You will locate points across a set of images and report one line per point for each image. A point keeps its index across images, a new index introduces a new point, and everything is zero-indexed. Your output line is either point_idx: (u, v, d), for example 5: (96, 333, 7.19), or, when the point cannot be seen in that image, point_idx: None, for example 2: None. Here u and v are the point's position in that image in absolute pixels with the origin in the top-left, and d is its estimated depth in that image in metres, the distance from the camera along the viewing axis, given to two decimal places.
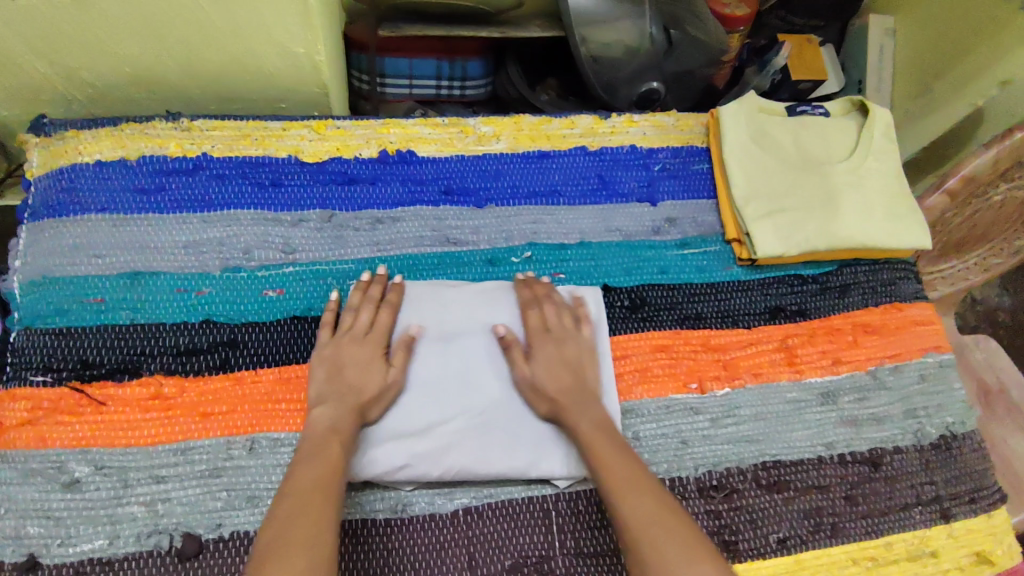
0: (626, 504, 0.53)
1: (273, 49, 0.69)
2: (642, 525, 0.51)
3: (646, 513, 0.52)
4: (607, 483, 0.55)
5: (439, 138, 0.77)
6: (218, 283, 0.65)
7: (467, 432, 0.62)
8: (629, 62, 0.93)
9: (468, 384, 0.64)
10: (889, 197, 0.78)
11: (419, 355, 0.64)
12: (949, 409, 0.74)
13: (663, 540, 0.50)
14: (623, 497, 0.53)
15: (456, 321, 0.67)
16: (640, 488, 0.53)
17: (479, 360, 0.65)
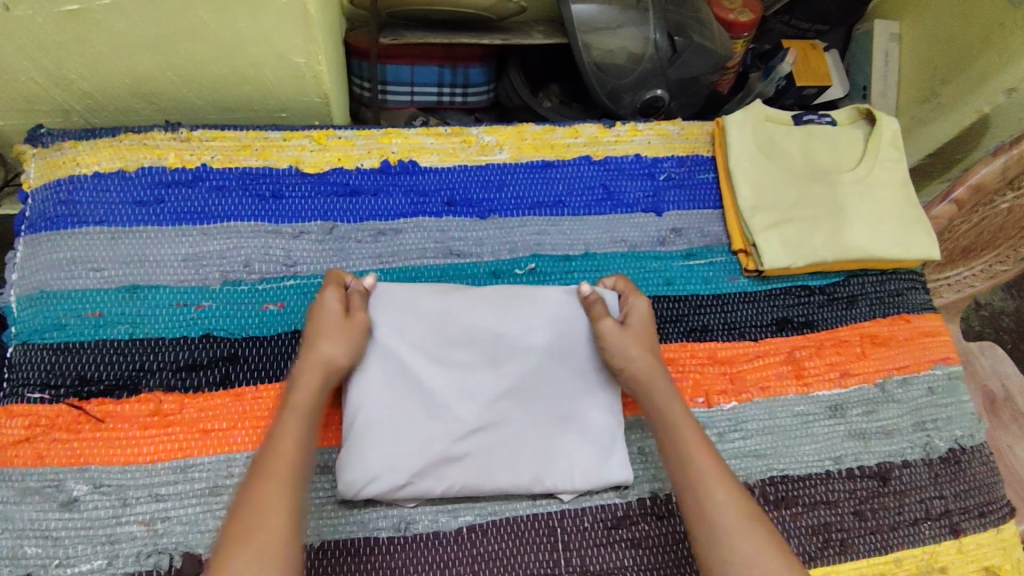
0: (716, 488, 0.54)
1: (275, 59, 0.68)
2: (728, 513, 0.52)
3: (729, 502, 0.53)
4: (691, 465, 0.55)
5: (442, 148, 0.76)
6: (218, 296, 0.64)
7: (472, 445, 0.61)
8: (633, 70, 0.92)
9: (472, 393, 0.63)
10: (897, 208, 0.77)
11: (416, 367, 0.63)
12: (958, 422, 0.73)
13: (746, 530, 0.51)
14: (710, 480, 0.54)
15: (460, 332, 0.65)
16: (726, 478, 0.55)
17: (481, 373, 0.64)
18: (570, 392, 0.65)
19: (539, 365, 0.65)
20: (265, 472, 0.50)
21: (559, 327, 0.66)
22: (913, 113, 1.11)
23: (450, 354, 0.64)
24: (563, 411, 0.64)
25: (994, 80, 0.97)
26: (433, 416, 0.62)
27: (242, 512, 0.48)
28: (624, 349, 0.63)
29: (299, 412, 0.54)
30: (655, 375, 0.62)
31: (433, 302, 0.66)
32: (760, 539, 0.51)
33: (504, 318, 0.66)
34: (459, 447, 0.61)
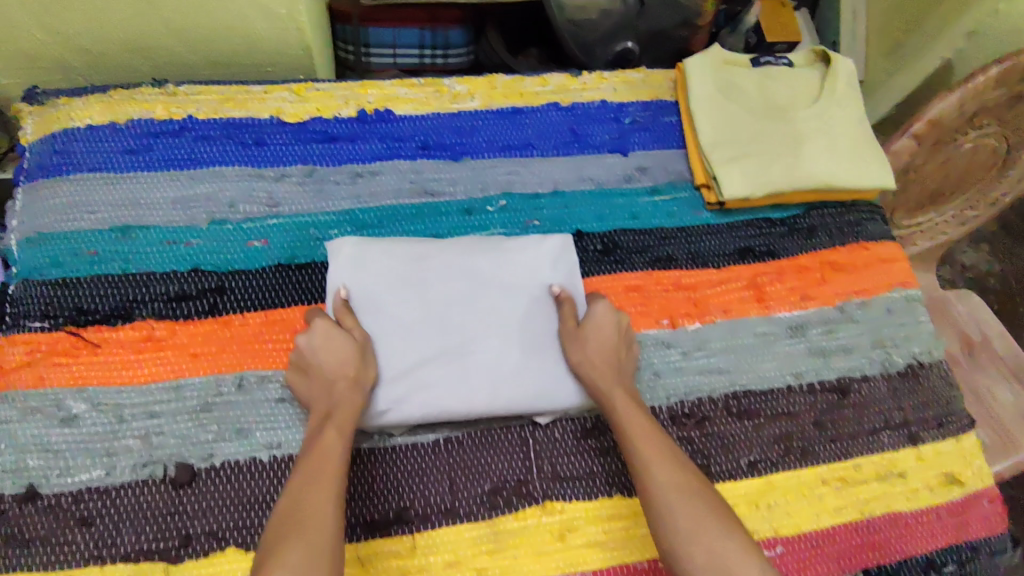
0: (655, 471, 0.56)
1: (256, 12, 0.73)
2: (670, 493, 0.55)
3: (670, 485, 0.55)
4: (632, 455, 0.58)
5: (416, 97, 0.80)
6: (205, 234, 0.68)
7: (451, 371, 0.64)
8: (603, 23, 0.96)
9: (447, 326, 0.66)
10: (853, 141, 0.80)
11: (391, 306, 0.66)
12: (917, 340, 0.76)
13: (685, 508, 0.54)
14: (647, 464, 0.57)
15: (433, 269, 0.68)
16: (666, 460, 0.57)
17: (455, 305, 0.67)
18: (541, 320, 0.69)
19: (510, 299, 0.69)
20: (310, 482, 0.52)
21: (526, 261, 0.70)
22: (883, 64, 1.14)
23: (422, 293, 0.67)
24: (535, 336, 0.68)
25: (954, 24, 1.00)
26: (410, 348, 0.65)
27: (289, 517, 0.50)
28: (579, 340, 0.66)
29: (338, 426, 0.57)
30: (605, 368, 0.64)
31: (406, 243, 0.69)
32: (700, 517, 0.53)
33: (473, 256, 0.69)
34: (437, 372, 0.64)
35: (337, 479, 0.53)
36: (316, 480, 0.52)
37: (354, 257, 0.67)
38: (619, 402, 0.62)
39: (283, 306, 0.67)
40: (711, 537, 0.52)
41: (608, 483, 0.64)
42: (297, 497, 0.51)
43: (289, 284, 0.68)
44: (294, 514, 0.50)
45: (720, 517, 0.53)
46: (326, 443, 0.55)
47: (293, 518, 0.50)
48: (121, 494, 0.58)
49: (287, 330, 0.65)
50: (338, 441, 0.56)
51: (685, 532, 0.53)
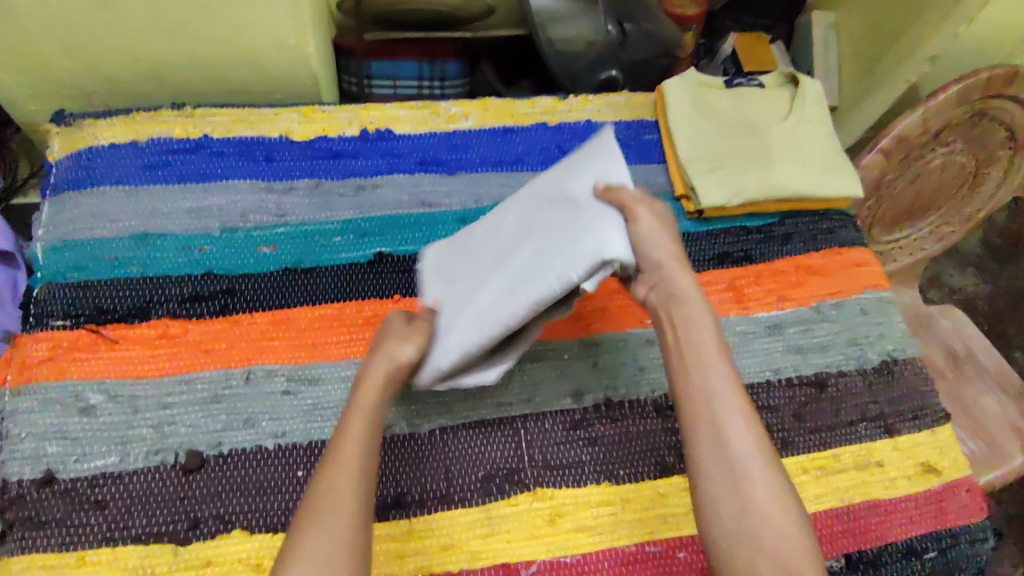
0: (741, 431, 0.50)
1: (269, 41, 0.81)
2: (743, 457, 0.49)
3: (751, 455, 0.49)
4: (716, 406, 0.51)
5: (414, 118, 0.86)
6: (218, 241, 0.74)
7: (497, 284, 0.60)
8: (588, 54, 1.03)
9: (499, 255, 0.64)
10: (821, 154, 0.86)
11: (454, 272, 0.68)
12: (890, 337, 0.80)
13: (764, 482, 0.48)
14: (732, 423, 0.50)
15: (490, 227, 0.68)
16: (750, 427, 0.50)
17: (507, 241, 0.64)
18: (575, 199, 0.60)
19: (546, 207, 0.63)
20: (329, 472, 0.51)
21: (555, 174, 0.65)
22: (853, 91, 1.22)
23: (474, 253, 0.67)
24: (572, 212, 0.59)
25: (917, 50, 1.07)
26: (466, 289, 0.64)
27: (308, 505, 0.49)
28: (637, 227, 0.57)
29: (362, 411, 0.55)
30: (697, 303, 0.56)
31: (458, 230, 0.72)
32: (776, 498, 0.48)
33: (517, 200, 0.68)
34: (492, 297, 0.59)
35: (359, 467, 0.51)
36: (337, 469, 0.51)
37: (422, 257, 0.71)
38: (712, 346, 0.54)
39: (289, 306, 0.71)
40: (783, 520, 0.47)
41: (597, 471, 0.67)
42: (319, 487, 0.50)
43: (296, 286, 0.72)
44: (314, 504, 0.49)
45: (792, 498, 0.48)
46: (351, 430, 0.54)
47: (312, 510, 0.48)
48: (134, 479, 0.61)
49: (292, 328, 0.70)
50: (360, 426, 0.54)
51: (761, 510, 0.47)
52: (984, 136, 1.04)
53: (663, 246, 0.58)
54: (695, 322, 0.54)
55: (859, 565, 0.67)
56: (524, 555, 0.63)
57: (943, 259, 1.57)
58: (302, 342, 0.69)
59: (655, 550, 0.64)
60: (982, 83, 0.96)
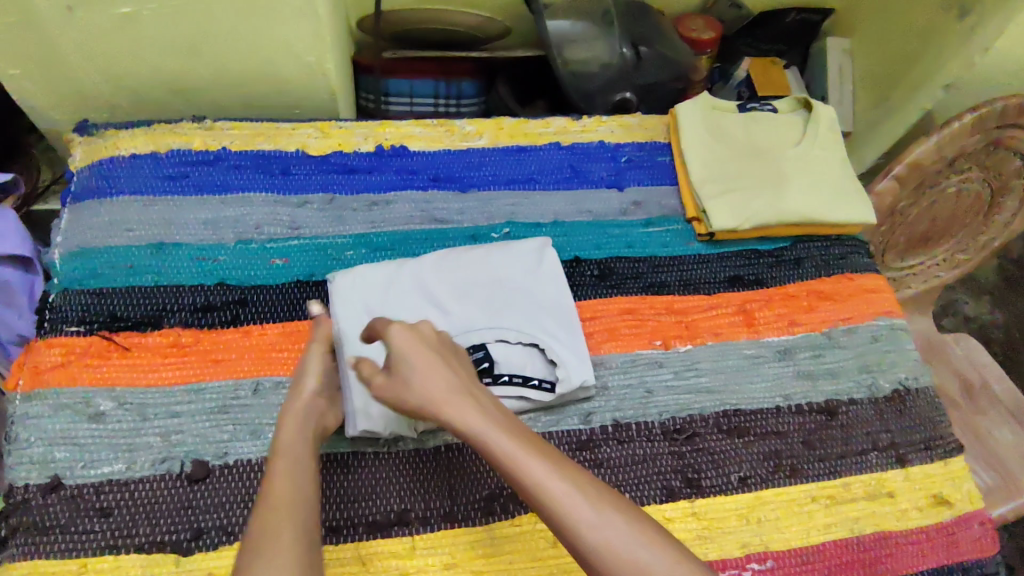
0: (557, 485, 0.48)
1: (289, 57, 0.83)
2: (593, 536, 0.46)
3: (603, 527, 0.46)
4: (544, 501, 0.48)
5: (429, 136, 0.87)
6: (232, 252, 0.74)
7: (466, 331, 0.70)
8: (603, 74, 1.04)
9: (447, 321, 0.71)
10: (834, 179, 0.86)
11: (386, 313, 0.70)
12: (903, 365, 0.79)
13: (624, 544, 0.46)
14: (570, 505, 0.47)
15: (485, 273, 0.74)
16: (586, 497, 0.47)
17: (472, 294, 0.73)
18: (526, 303, 0.73)
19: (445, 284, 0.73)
20: (267, 508, 0.46)
21: (503, 265, 0.75)
22: (867, 117, 1.22)
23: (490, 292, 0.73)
24: (527, 316, 0.71)
25: (933, 78, 1.07)
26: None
27: (248, 544, 0.43)
28: (404, 384, 0.54)
29: (287, 453, 0.52)
30: (451, 394, 0.53)
31: (381, 266, 0.74)
32: (642, 557, 0.45)
33: (461, 257, 0.75)
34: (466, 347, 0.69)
35: (295, 501, 0.47)
36: (268, 507, 0.46)
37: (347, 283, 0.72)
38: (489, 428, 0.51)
39: (300, 318, 0.72)
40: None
41: None
42: (257, 523, 0.45)
43: (307, 299, 0.73)
44: (251, 539, 0.44)
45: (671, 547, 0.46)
46: (273, 471, 0.49)
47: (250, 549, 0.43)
48: (139, 487, 0.61)
49: (302, 341, 0.70)
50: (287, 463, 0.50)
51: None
52: (1000, 164, 1.03)
53: (428, 373, 0.54)
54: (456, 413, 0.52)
55: None
56: None
57: (959, 287, 1.55)
58: None
59: None
60: (998, 112, 0.95)
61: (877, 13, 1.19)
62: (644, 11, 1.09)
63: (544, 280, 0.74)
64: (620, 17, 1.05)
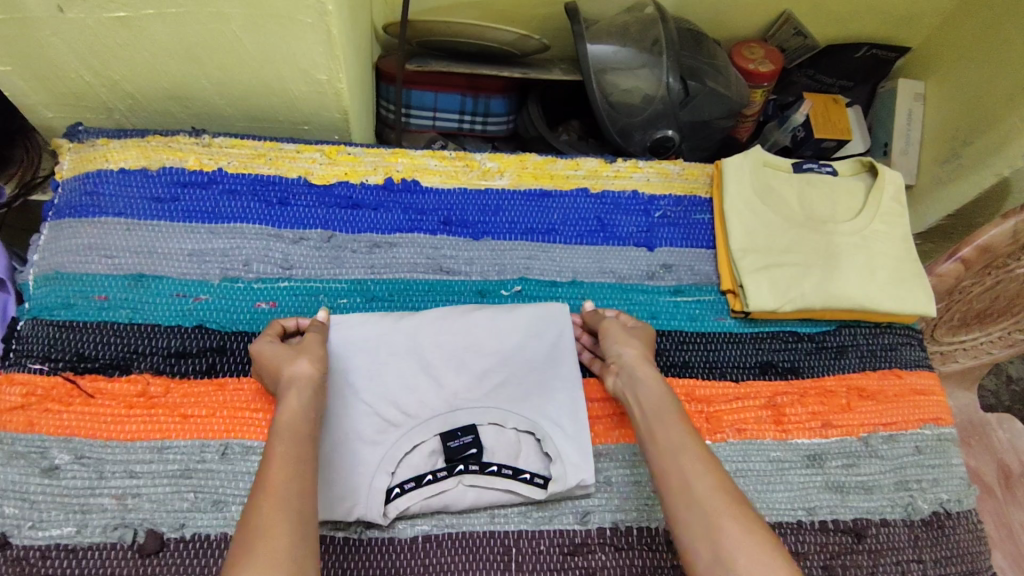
0: (693, 452, 0.56)
1: (300, 75, 0.76)
2: (714, 498, 0.53)
3: (714, 490, 0.53)
4: (678, 463, 0.56)
5: (444, 170, 0.79)
6: (215, 291, 0.68)
7: (456, 411, 0.65)
8: (644, 109, 0.94)
9: (436, 395, 0.65)
10: (893, 261, 0.77)
11: (371, 383, 0.64)
12: (944, 485, 0.71)
13: (734, 517, 0.52)
14: (696, 469, 0.55)
15: (486, 340, 0.68)
16: (710, 466, 0.55)
17: (469, 362, 0.67)
18: (527, 382, 0.67)
19: (439, 351, 0.67)
20: (264, 497, 0.49)
21: (511, 332, 0.68)
22: (933, 171, 1.10)
23: (489, 362, 0.67)
24: (525, 398, 0.66)
25: (1015, 144, 0.96)
26: (403, 422, 0.63)
27: (242, 531, 0.47)
28: (623, 340, 0.66)
29: (286, 435, 0.53)
30: (646, 365, 0.65)
31: (373, 320, 0.67)
32: (745, 538, 0.50)
33: (466, 317, 0.68)
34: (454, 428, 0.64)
35: (288, 490, 0.49)
36: (266, 493, 0.49)
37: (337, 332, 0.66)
38: (665, 397, 0.62)
39: None
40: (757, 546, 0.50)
41: None
42: (250, 514, 0.48)
43: None
44: (246, 530, 0.47)
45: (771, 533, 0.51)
46: (272, 453, 0.52)
47: (246, 537, 0.46)
48: (88, 555, 0.56)
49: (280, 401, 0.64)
50: (286, 448, 0.52)
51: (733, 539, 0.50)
52: None
53: (630, 343, 0.66)
54: (643, 372, 0.64)
55: None
56: None
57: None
58: None
59: None
60: None
61: (958, 58, 1.07)
62: (698, 42, 0.98)
63: (546, 353, 0.68)
64: (673, 44, 0.92)
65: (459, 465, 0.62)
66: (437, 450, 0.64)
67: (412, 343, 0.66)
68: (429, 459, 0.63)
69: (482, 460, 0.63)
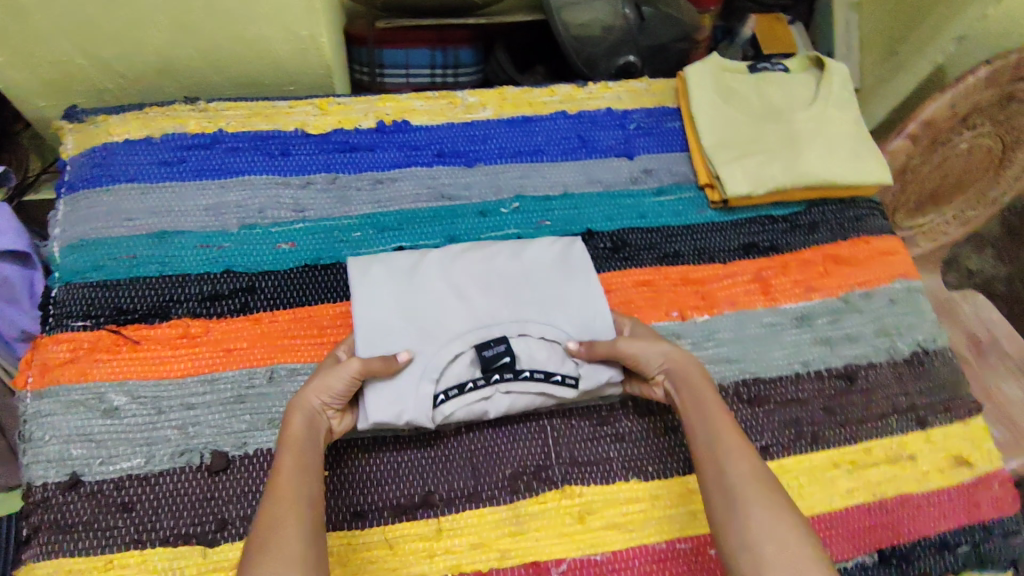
0: (735, 442, 0.57)
1: (282, 33, 0.80)
2: (749, 487, 0.53)
3: (749, 478, 0.54)
4: (717, 449, 0.57)
5: (431, 109, 0.84)
6: (236, 239, 0.73)
7: (491, 324, 0.68)
8: (606, 38, 1.00)
9: (470, 312, 0.68)
10: (849, 141, 0.84)
11: (409, 302, 0.68)
12: (920, 328, 0.79)
13: (767, 506, 0.52)
14: (730, 457, 0.56)
15: (511, 264, 0.72)
16: (750, 456, 0.56)
17: (498, 284, 0.70)
18: (551, 298, 0.70)
19: (470, 275, 0.70)
20: (272, 506, 0.51)
21: (532, 257, 0.72)
22: (875, 71, 1.19)
23: (518, 281, 0.71)
24: (551, 311, 0.69)
25: (946, 31, 1.03)
26: (440, 335, 0.66)
27: (251, 539, 0.49)
28: (655, 346, 0.65)
29: (294, 449, 0.56)
30: (691, 366, 0.63)
31: (402, 255, 0.71)
32: (771, 526, 0.51)
33: (487, 248, 0.73)
34: (489, 338, 0.66)
35: (299, 497, 0.52)
36: (277, 500, 0.51)
37: (361, 272, 0.69)
38: (704, 392, 0.61)
39: (311, 303, 0.70)
40: (784, 534, 0.50)
41: (625, 467, 0.66)
42: (260, 524, 0.50)
43: (316, 283, 0.71)
44: (259, 535, 0.49)
45: (805, 525, 0.51)
46: (280, 465, 0.54)
47: (258, 543, 0.49)
48: (161, 480, 0.61)
49: (315, 326, 0.69)
50: (293, 459, 0.55)
51: (761, 525, 0.51)
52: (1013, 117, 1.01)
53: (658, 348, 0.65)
54: (689, 379, 0.62)
55: (891, 560, 0.66)
56: (553, 554, 0.62)
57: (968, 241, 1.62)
58: (326, 341, 0.69)
59: (685, 547, 0.63)
60: (1011, 66, 0.94)
61: None
62: None
63: (567, 271, 0.72)
64: None
65: (494, 375, 0.65)
66: (474, 361, 0.66)
67: (441, 267, 0.71)
68: (469, 369, 0.66)
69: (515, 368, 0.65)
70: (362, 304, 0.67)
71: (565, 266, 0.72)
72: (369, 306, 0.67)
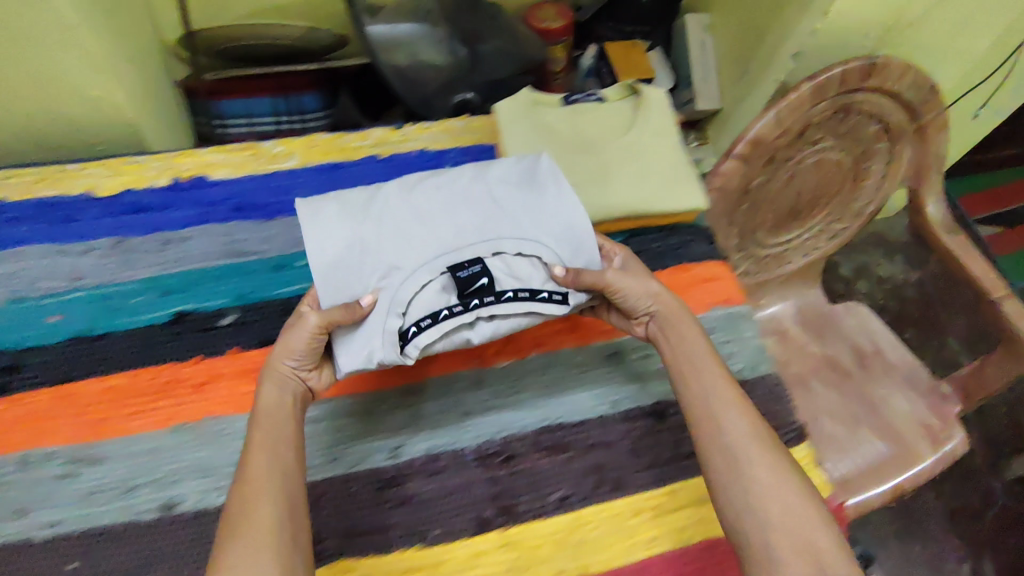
0: (728, 397, 0.60)
1: (70, 94, 0.79)
2: (745, 444, 0.58)
3: (748, 436, 0.58)
4: (711, 406, 0.60)
5: (232, 162, 0.81)
6: (3, 315, 0.69)
7: (464, 247, 0.62)
8: (435, 77, 0.99)
9: (439, 238, 0.62)
10: (665, 167, 0.83)
11: (367, 234, 0.60)
12: (738, 356, 0.76)
13: (764, 464, 0.56)
14: (726, 414, 0.59)
15: (477, 182, 0.65)
16: (743, 410, 0.60)
17: (466, 205, 0.64)
18: (524, 213, 0.64)
19: (436, 199, 0.63)
20: (242, 488, 0.53)
21: (498, 177, 0.66)
22: (732, 91, 1.18)
23: (488, 199, 0.65)
24: (527, 228, 0.64)
25: (781, 51, 1.03)
26: (410, 264, 0.60)
27: (223, 532, 0.52)
28: (647, 290, 0.66)
29: (266, 430, 0.57)
30: (683, 315, 0.66)
31: (353, 189, 0.64)
32: (764, 483, 0.56)
33: (448, 172, 0.66)
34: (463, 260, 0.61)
35: (270, 476, 0.54)
36: (243, 482, 0.53)
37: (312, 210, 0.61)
38: (697, 343, 0.64)
39: (78, 378, 0.67)
40: (786, 493, 0.55)
41: (408, 532, 0.62)
42: (235, 506, 0.52)
43: (85, 356, 0.68)
44: (232, 519, 0.52)
45: (800, 478, 0.57)
46: (251, 443, 0.56)
47: (228, 526, 0.52)
48: None
49: (78, 403, 0.65)
50: (263, 434, 0.57)
51: (765, 486, 0.55)
52: (854, 130, 1.01)
53: (645, 292, 0.66)
54: (682, 330, 0.65)
55: None
56: None
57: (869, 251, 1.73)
58: (91, 419, 0.65)
59: None
60: (836, 81, 0.91)
61: None
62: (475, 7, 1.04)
63: (540, 184, 0.66)
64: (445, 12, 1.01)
65: (474, 300, 0.60)
66: (448, 286, 0.60)
67: (398, 192, 0.63)
68: (442, 295, 0.60)
69: (495, 291, 0.61)
70: (314, 246, 0.60)
71: (534, 183, 0.67)
72: (322, 244, 0.60)
